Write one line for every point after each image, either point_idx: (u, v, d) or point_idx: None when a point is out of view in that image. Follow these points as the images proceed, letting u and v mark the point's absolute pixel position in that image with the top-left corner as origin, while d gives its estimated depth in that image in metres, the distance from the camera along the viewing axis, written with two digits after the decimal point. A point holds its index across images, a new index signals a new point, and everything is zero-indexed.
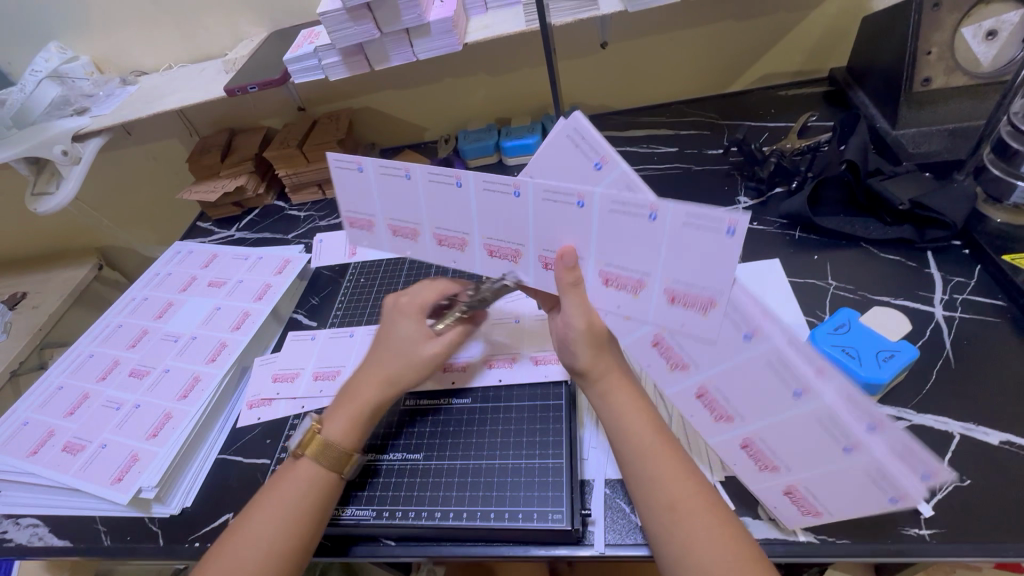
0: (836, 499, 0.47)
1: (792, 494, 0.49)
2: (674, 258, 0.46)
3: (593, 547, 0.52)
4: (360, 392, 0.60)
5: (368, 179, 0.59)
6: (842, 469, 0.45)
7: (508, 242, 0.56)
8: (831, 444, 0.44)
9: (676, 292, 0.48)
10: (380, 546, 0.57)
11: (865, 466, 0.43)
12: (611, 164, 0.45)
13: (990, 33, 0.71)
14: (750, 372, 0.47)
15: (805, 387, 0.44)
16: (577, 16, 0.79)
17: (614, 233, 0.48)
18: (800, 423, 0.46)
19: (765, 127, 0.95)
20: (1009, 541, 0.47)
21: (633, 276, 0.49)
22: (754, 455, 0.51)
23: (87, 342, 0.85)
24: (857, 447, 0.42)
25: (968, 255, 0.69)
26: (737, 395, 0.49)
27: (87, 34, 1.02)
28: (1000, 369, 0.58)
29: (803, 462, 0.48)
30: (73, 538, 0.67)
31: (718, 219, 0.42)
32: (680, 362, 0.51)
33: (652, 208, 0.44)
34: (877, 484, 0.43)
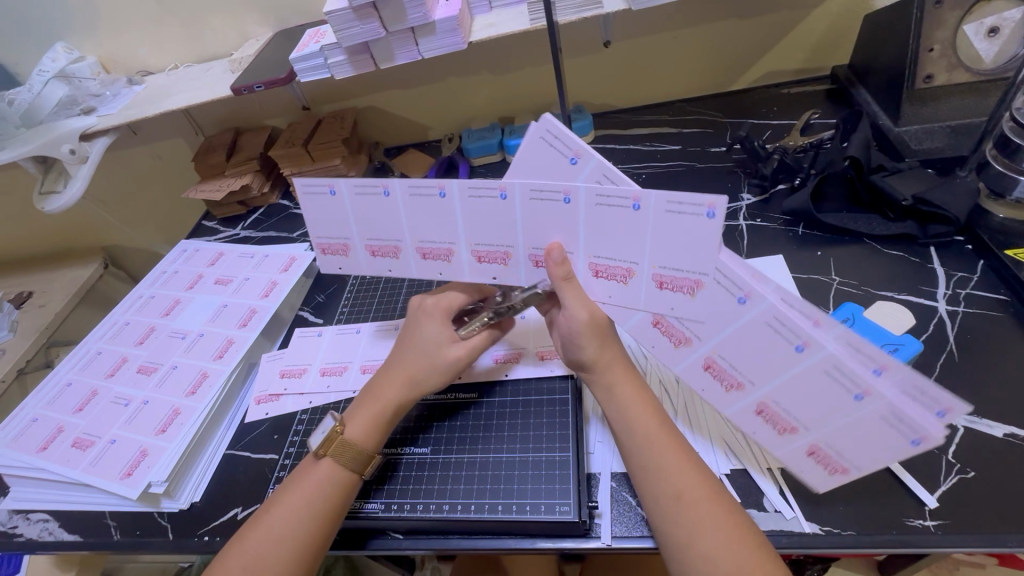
0: (861, 452, 0.48)
1: (816, 453, 0.50)
2: (665, 242, 0.48)
3: (599, 539, 0.53)
4: (379, 392, 0.60)
5: (342, 202, 0.59)
6: (859, 418, 0.46)
7: (496, 245, 0.56)
8: (841, 393, 0.46)
9: (664, 277, 0.51)
10: (388, 539, 0.58)
11: (878, 411, 0.44)
12: (585, 157, 0.48)
13: (992, 31, 0.71)
14: (749, 337, 0.49)
15: (807, 340, 0.46)
16: (581, 14, 0.80)
17: (606, 222, 0.50)
18: (808, 378, 0.47)
19: (768, 125, 0.95)
20: (1011, 532, 0.47)
21: (622, 264, 0.52)
22: (771, 419, 0.52)
23: (95, 340, 0.86)
24: (868, 392, 0.44)
25: (971, 250, 0.69)
26: (743, 361, 0.51)
27: (93, 34, 1.02)
28: (1003, 362, 0.58)
29: (820, 418, 0.48)
30: (83, 532, 0.68)
31: (697, 203, 0.45)
32: (682, 338, 0.54)
33: (636, 198, 0.47)
34: (892, 426, 0.44)
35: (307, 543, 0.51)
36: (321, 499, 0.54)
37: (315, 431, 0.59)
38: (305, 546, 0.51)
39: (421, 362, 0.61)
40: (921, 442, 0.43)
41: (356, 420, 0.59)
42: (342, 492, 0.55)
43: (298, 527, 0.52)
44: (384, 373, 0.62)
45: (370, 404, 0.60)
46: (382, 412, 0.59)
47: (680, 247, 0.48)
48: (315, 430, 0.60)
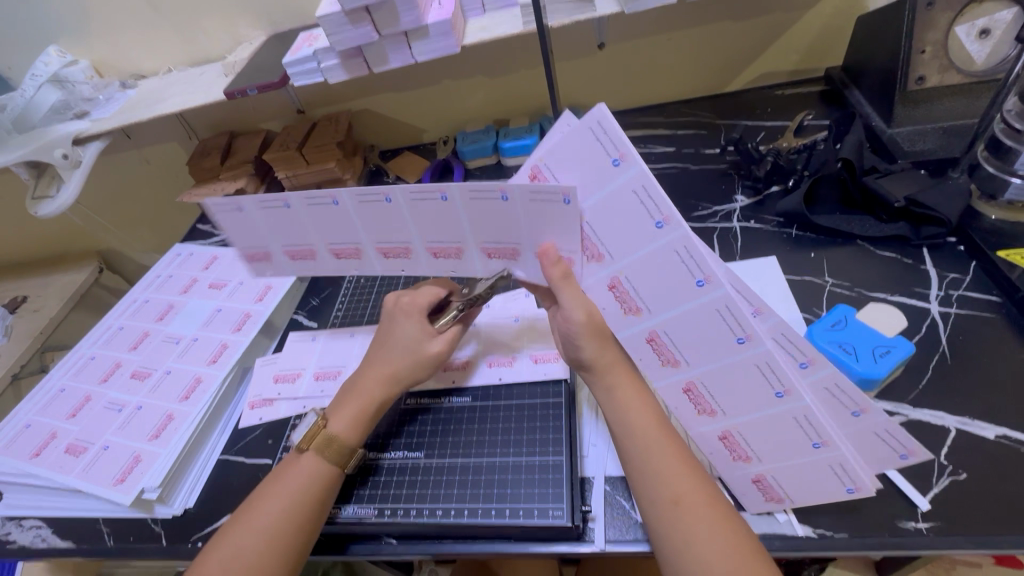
0: (801, 489, 0.51)
1: (760, 482, 0.53)
2: (653, 267, 0.50)
3: (593, 543, 0.53)
4: (360, 387, 0.60)
5: (252, 217, 0.62)
6: (809, 462, 0.49)
7: (448, 242, 0.60)
8: (802, 439, 0.48)
9: (621, 285, 0.53)
10: (382, 545, 0.58)
11: (827, 461, 0.47)
12: (629, 162, 0.46)
13: (983, 32, 0.72)
14: (739, 372, 0.49)
15: (789, 389, 0.46)
16: (573, 17, 0.80)
17: (610, 229, 0.50)
18: (778, 419, 0.48)
19: (761, 126, 0.96)
20: (1002, 533, 0.47)
21: (598, 254, 0.52)
22: (731, 446, 0.53)
23: (88, 344, 0.86)
24: (827, 443, 0.46)
25: (963, 252, 0.69)
26: (724, 392, 0.51)
27: (87, 38, 1.02)
28: (995, 364, 0.58)
29: (775, 454, 0.50)
30: (75, 539, 0.67)
31: (657, 210, 0.46)
32: (671, 359, 0.53)
33: (664, 218, 0.46)
34: (837, 473, 0.48)
35: (292, 539, 0.51)
36: (304, 501, 0.53)
37: (300, 429, 0.60)
38: (287, 546, 0.51)
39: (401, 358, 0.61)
40: (856, 490, 0.48)
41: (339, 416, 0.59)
42: (328, 488, 0.55)
43: (284, 528, 0.52)
44: (366, 370, 0.62)
45: (353, 398, 0.60)
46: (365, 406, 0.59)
47: (672, 282, 0.49)
48: (301, 429, 0.61)
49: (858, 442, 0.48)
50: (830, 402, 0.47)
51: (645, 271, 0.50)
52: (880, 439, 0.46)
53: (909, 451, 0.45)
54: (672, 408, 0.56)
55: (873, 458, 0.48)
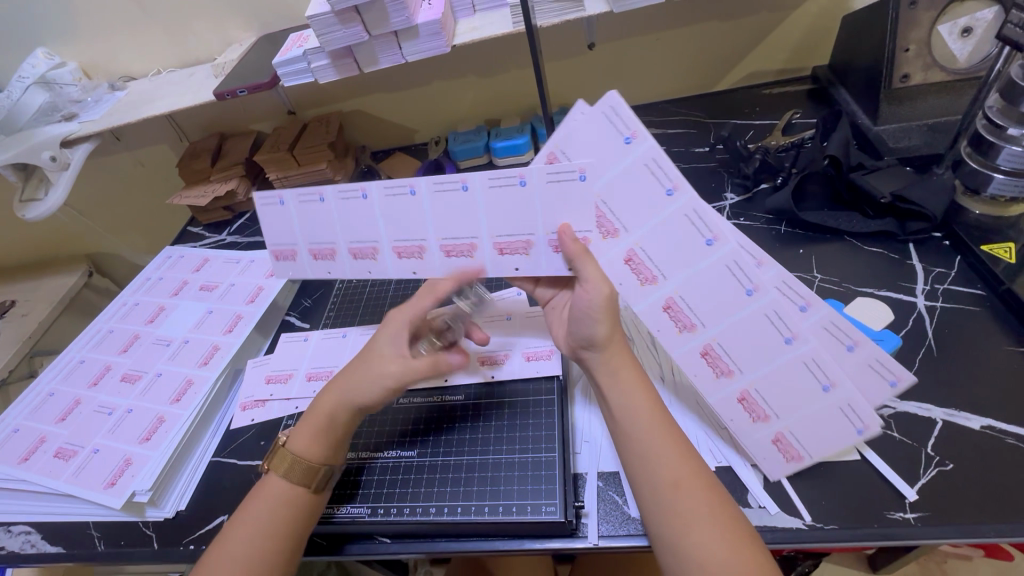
0: (817, 439, 0.53)
1: (779, 441, 0.54)
2: (666, 234, 0.52)
3: (586, 538, 0.53)
4: (316, 406, 0.58)
5: (289, 211, 0.63)
6: (819, 408, 0.53)
7: (462, 238, 0.58)
8: (813, 384, 0.52)
9: (635, 256, 0.54)
10: (376, 544, 0.58)
11: (835, 401, 0.52)
12: (641, 138, 0.49)
13: (965, 31, 0.73)
14: (750, 327, 0.53)
15: (795, 334, 0.51)
16: (562, 17, 0.80)
17: (625, 203, 0.52)
18: (786, 369, 0.53)
19: (750, 125, 0.97)
20: (989, 522, 0.48)
21: (614, 222, 0.53)
22: (749, 407, 0.55)
23: (78, 348, 0.85)
24: (834, 384, 0.51)
25: (948, 246, 0.70)
26: (739, 349, 0.54)
27: (74, 40, 1.01)
28: (979, 357, 0.59)
29: (789, 407, 0.54)
30: (65, 544, 0.66)
31: (668, 178, 0.50)
32: (688, 324, 0.55)
33: (674, 185, 0.50)
34: (846, 416, 0.52)
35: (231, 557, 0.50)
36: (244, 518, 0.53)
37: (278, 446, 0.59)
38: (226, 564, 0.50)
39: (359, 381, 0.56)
40: (865, 431, 0.51)
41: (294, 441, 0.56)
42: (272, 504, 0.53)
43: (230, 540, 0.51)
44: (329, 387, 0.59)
45: (314, 415, 0.57)
46: (330, 425, 0.57)
47: (687, 244, 0.52)
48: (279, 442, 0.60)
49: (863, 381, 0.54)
50: (826, 336, 0.54)
51: (663, 238, 0.52)
52: (870, 372, 0.53)
53: (897, 375, 0.52)
54: (691, 376, 0.57)
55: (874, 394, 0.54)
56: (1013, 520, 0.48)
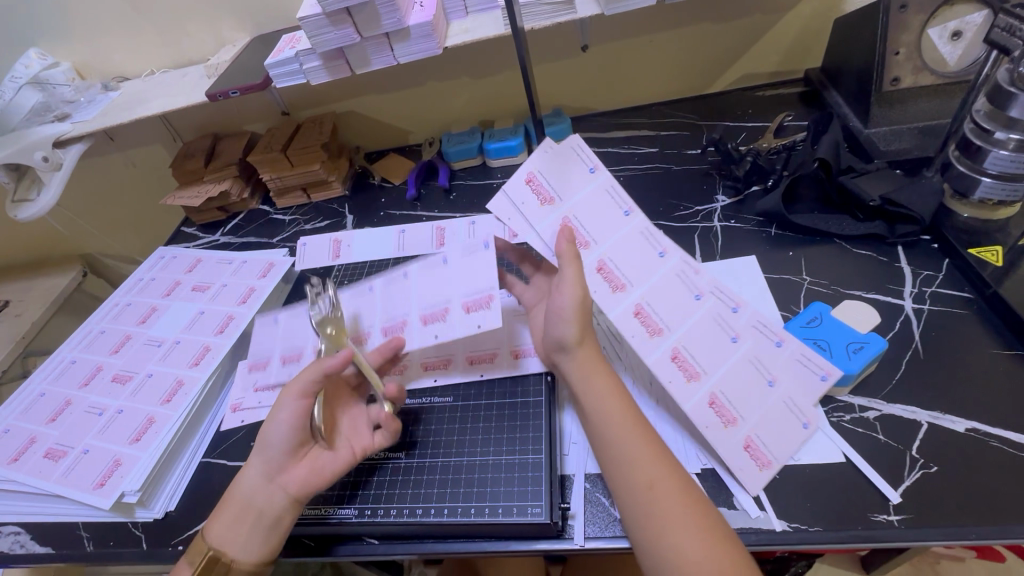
0: (779, 440, 0.55)
1: (750, 446, 0.55)
2: (628, 247, 0.61)
3: (573, 540, 0.53)
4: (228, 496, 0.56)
5: (281, 322, 0.73)
6: (768, 405, 0.57)
7: (436, 304, 0.66)
8: (760, 381, 0.58)
9: (606, 264, 0.60)
10: (363, 545, 0.58)
11: (782, 397, 0.57)
12: (601, 170, 0.60)
13: (955, 34, 0.74)
14: (702, 329, 0.60)
15: (739, 332, 0.60)
16: (554, 19, 0.81)
17: (593, 221, 0.61)
18: (738, 368, 0.59)
19: (742, 127, 0.97)
20: (970, 525, 0.48)
21: (586, 236, 0.60)
22: (718, 411, 0.57)
23: (69, 348, 0.85)
24: (777, 378, 0.58)
25: (936, 249, 0.71)
26: (700, 351, 0.59)
27: (67, 40, 1.01)
28: (965, 360, 0.59)
29: (749, 407, 0.57)
30: (55, 544, 0.67)
31: (622, 201, 0.60)
32: (656, 328, 0.60)
33: (630, 208, 0.60)
34: (792, 412, 0.57)
35: None
36: None
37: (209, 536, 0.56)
38: None
39: (274, 441, 0.56)
40: (810, 425, 0.56)
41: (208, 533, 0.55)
42: None
43: None
44: (242, 476, 0.57)
45: (228, 503, 0.55)
46: (251, 516, 0.55)
47: (644, 257, 0.61)
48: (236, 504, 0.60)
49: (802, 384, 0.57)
50: (758, 335, 0.60)
51: (625, 248, 0.61)
52: (805, 371, 0.58)
53: (825, 370, 0.57)
54: (663, 384, 0.58)
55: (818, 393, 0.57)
56: (994, 522, 0.48)
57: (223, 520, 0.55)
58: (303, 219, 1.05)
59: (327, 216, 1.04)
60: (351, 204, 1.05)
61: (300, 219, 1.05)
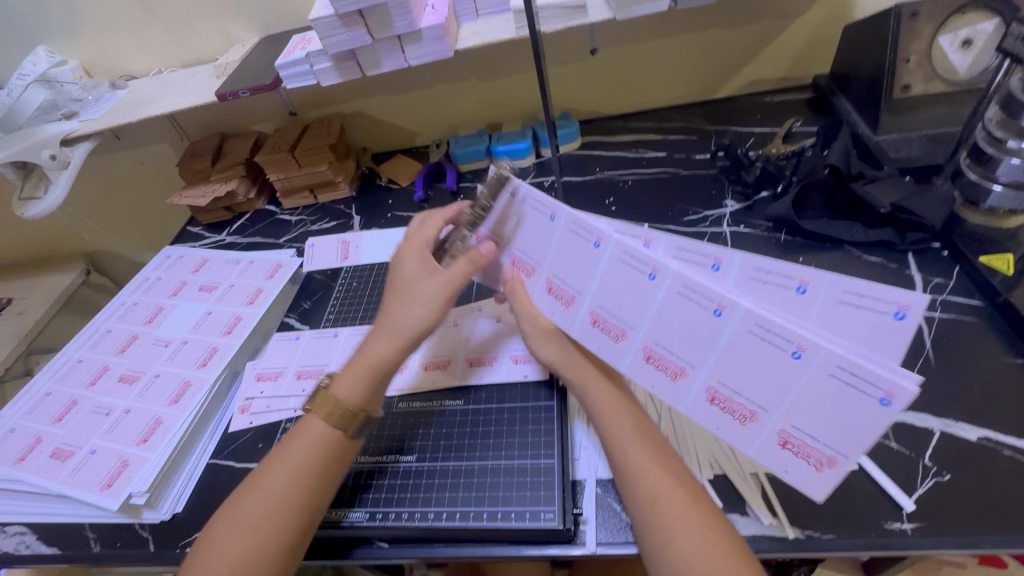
0: (840, 432, 0.44)
1: (789, 442, 0.46)
2: (567, 254, 0.54)
3: (584, 546, 0.53)
4: (261, 481, 0.53)
5: (298, 344, 0.80)
6: (808, 385, 0.44)
7: (486, 351, 0.69)
8: (779, 355, 0.45)
9: (553, 282, 0.56)
10: (373, 549, 0.57)
11: (822, 368, 0.43)
12: (561, 212, 0.53)
13: (966, 42, 0.74)
14: (673, 313, 0.49)
15: (721, 301, 0.46)
16: (566, 23, 0.81)
17: (539, 247, 0.56)
18: (739, 347, 0.46)
19: (751, 132, 0.97)
20: (985, 534, 0.48)
21: (569, 290, 0.55)
22: (726, 407, 0.49)
23: (76, 347, 0.85)
24: (804, 346, 0.43)
25: (947, 257, 0.71)
26: (676, 342, 0.50)
27: (74, 38, 1.01)
28: (977, 368, 0.59)
29: (773, 394, 0.46)
30: (61, 545, 0.66)
31: (546, 208, 0.54)
32: (617, 331, 0.53)
33: (552, 210, 0.54)
34: (854, 386, 0.42)
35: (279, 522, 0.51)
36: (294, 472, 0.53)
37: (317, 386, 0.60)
38: (275, 525, 0.51)
39: (407, 325, 0.58)
40: (891, 398, 0.40)
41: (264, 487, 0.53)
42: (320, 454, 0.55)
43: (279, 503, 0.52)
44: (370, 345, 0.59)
45: (360, 364, 0.58)
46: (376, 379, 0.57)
47: (580, 251, 0.53)
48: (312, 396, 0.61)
49: (844, 330, 0.47)
50: (763, 289, 0.50)
51: (562, 256, 0.55)
52: (857, 311, 0.45)
53: (891, 304, 0.44)
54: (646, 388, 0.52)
55: (896, 334, 0.44)
56: (1009, 531, 0.48)
57: (259, 504, 0.52)
58: (309, 219, 1.05)
59: (333, 217, 1.04)
60: (358, 205, 1.05)
61: (306, 219, 1.05)
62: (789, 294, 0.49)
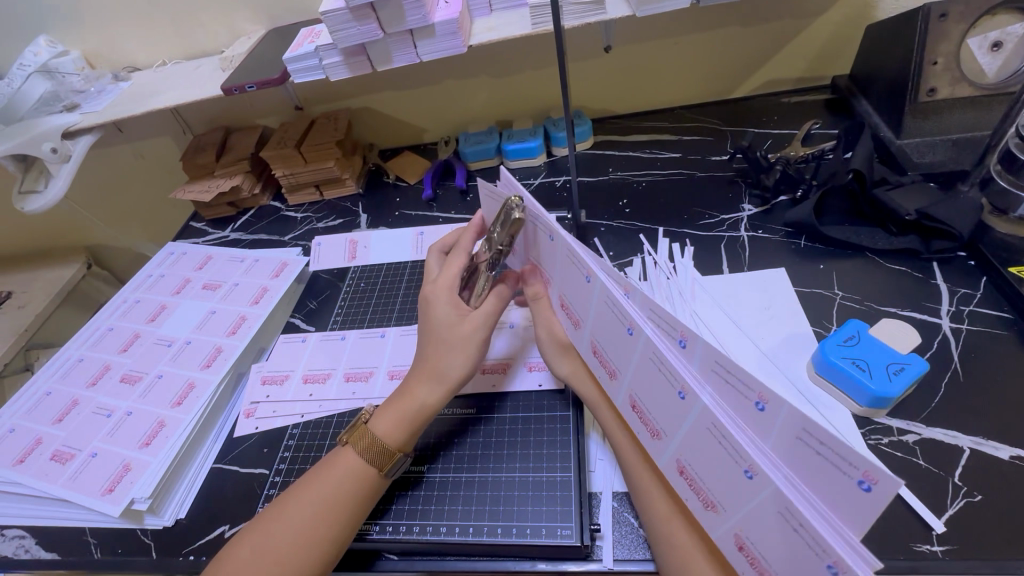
0: (788, 565, 0.36)
1: (745, 549, 0.40)
2: (566, 277, 0.54)
3: (601, 562, 0.51)
4: (286, 510, 0.52)
5: (305, 346, 0.78)
6: (758, 508, 0.37)
7: (499, 358, 0.68)
8: (731, 466, 0.39)
9: (564, 300, 0.57)
10: (382, 561, 0.56)
11: (771, 497, 0.36)
12: (557, 236, 0.52)
13: (995, 45, 0.72)
14: (649, 379, 0.46)
15: (684, 386, 0.41)
16: (583, 19, 0.78)
17: (552, 265, 0.56)
18: (698, 436, 0.41)
19: (768, 134, 0.95)
20: (1020, 559, 0.46)
21: (574, 312, 0.56)
22: (693, 485, 0.44)
23: (77, 346, 0.83)
24: (754, 468, 0.37)
25: (973, 266, 0.69)
26: (653, 403, 0.46)
27: (75, 27, 0.99)
28: (1007, 384, 0.57)
29: (730, 494, 0.40)
30: (61, 550, 0.65)
31: (547, 230, 0.53)
32: (610, 368, 0.52)
33: (552, 233, 0.53)
34: (794, 529, 0.35)
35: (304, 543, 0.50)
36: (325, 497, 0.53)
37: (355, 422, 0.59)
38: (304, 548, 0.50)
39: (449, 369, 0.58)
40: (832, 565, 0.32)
41: (303, 499, 0.53)
42: (355, 482, 0.54)
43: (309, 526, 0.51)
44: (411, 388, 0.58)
45: (400, 403, 0.57)
46: (413, 418, 0.57)
47: (577, 282, 0.52)
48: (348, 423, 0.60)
49: (835, 479, 0.34)
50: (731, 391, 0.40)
51: (566, 279, 0.55)
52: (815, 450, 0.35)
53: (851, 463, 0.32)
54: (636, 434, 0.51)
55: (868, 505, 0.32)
56: None
57: (296, 516, 0.51)
58: (315, 217, 1.03)
59: (339, 214, 1.02)
60: (365, 203, 1.03)
61: (312, 216, 1.03)
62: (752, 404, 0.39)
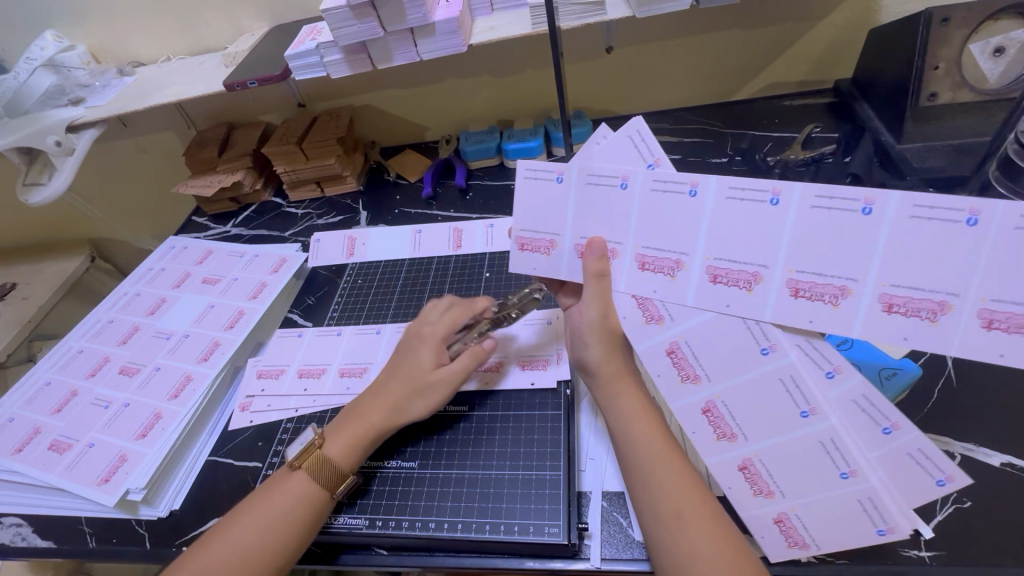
0: (830, 532, 0.47)
1: (782, 522, 0.48)
2: (654, 222, 0.48)
3: (589, 560, 0.52)
4: (230, 535, 0.52)
5: (301, 341, 0.79)
6: (833, 498, 0.45)
7: (492, 357, 0.68)
8: (827, 466, 0.45)
9: (646, 257, 0.50)
10: (372, 555, 0.56)
11: (855, 492, 0.44)
12: (701, 186, 0.45)
13: (997, 50, 0.70)
14: (760, 391, 0.47)
15: (815, 407, 0.44)
16: (583, 20, 0.78)
17: (652, 224, 0.49)
18: (801, 444, 0.46)
19: (768, 137, 0.94)
20: (1008, 565, 0.46)
21: (671, 254, 0.49)
22: (752, 478, 0.49)
23: (77, 337, 0.84)
24: (856, 472, 0.44)
25: None
26: (747, 413, 0.48)
27: (82, 22, 1.00)
28: (1000, 390, 0.57)
29: (800, 487, 0.47)
30: (57, 539, 0.65)
31: (681, 181, 0.46)
32: (692, 374, 0.50)
33: (693, 183, 0.45)
34: (868, 514, 0.44)
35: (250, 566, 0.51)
36: (269, 519, 0.53)
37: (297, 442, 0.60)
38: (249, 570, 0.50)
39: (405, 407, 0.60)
40: (885, 531, 0.44)
41: (246, 525, 0.53)
42: (305, 508, 0.54)
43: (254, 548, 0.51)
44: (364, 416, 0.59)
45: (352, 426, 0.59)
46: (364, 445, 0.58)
47: (686, 232, 0.47)
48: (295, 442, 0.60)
49: (953, 259, 0.38)
50: (808, 305, 0.44)
51: (666, 232, 0.48)
52: (931, 225, 0.38)
53: (929, 313, 0.40)
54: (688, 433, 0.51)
55: (986, 242, 0.37)
56: None
57: (240, 539, 0.52)
58: (315, 213, 1.03)
59: (339, 211, 1.02)
60: (364, 200, 1.03)
61: (312, 213, 1.04)
62: (835, 308, 0.43)
